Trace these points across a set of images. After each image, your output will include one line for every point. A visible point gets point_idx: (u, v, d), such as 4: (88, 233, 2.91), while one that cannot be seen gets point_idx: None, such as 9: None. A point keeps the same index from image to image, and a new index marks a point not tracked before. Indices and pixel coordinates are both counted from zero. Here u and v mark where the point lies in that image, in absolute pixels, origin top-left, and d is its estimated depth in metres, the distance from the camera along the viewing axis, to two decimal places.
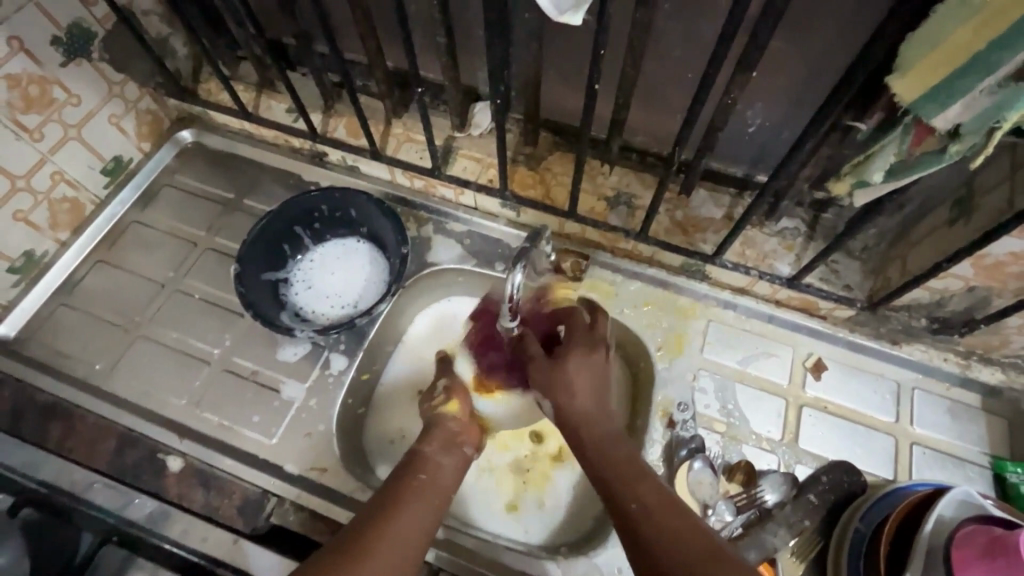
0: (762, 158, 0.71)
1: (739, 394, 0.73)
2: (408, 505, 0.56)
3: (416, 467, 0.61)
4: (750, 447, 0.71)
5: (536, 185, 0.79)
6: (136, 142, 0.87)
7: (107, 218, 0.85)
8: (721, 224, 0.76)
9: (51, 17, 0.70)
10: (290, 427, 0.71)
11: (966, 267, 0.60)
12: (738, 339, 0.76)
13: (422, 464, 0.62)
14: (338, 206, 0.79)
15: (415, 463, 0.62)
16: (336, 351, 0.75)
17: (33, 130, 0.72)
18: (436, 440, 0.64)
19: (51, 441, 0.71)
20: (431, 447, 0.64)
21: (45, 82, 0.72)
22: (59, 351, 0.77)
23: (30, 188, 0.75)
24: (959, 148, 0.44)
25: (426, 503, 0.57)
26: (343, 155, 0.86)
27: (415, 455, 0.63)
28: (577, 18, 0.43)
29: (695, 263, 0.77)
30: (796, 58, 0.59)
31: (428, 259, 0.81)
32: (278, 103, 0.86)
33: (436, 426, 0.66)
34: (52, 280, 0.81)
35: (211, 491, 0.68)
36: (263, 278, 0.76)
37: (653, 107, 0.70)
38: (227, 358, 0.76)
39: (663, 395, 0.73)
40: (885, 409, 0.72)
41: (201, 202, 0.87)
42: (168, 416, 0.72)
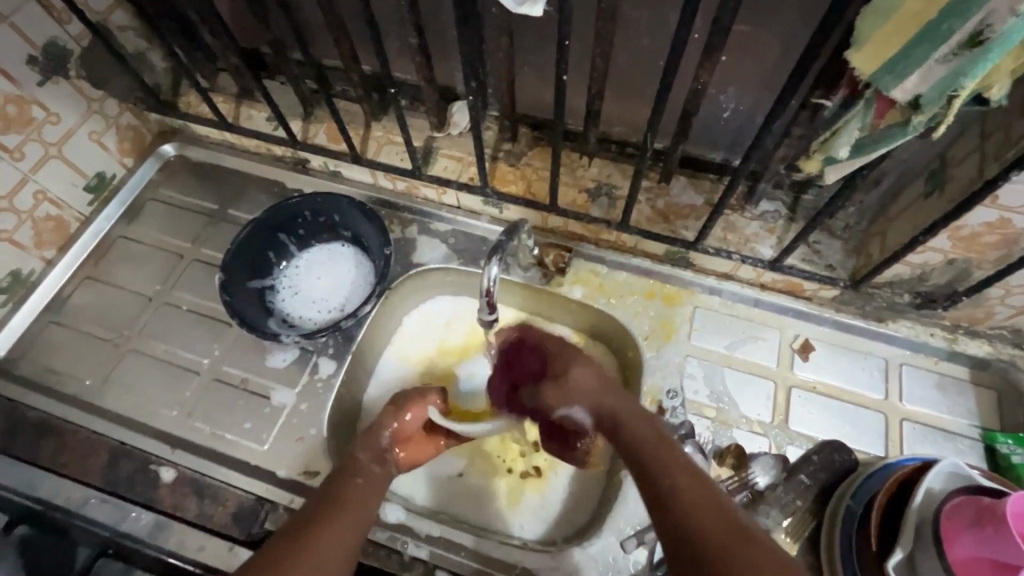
0: (739, 142, 0.72)
1: (727, 378, 0.74)
2: (338, 513, 0.55)
3: (351, 471, 0.61)
4: (740, 430, 0.71)
5: (517, 181, 0.79)
6: (119, 158, 0.87)
7: (92, 234, 0.85)
8: (701, 210, 0.76)
9: (25, 36, 0.71)
10: (282, 433, 0.71)
11: (943, 239, 0.60)
12: (723, 324, 0.76)
13: (356, 466, 0.62)
14: (321, 211, 0.80)
15: (348, 466, 0.62)
16: (324, 355, 0.75)
17: (13, 149, 0.73)
18: (368, 449, 0.64)
19: (44, 458, 0.71)
20: (367, 453, 0.64)
21: (23, 101, 0.72)
22: (49, 368, 0.77)
23: (13, 208, 0.75)
24: (923, 119, 0.44)
25: (356, 510, 0.56)
26: (324, 161, 0.86)
27: (347, 459, 0.63)
28: (536, 8, 0.43)
29: (678, 250, 0.77)
30: (763, 40, 0.59)
31: (413, 260, 0.81)
32: (257, 112, 0.87)
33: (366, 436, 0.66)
34: (40, 299, 0.81)
35: (205, 500, 0.68)
36: (249, 286, 0.77)
37: (627, 96, 0.71)
38: (217, 367, 0.76)
39: (651, 384, 0.73)
40: (874, 387, 0.73)
41: (186, 215, 0.87)
42: (160, 427, 0.73)
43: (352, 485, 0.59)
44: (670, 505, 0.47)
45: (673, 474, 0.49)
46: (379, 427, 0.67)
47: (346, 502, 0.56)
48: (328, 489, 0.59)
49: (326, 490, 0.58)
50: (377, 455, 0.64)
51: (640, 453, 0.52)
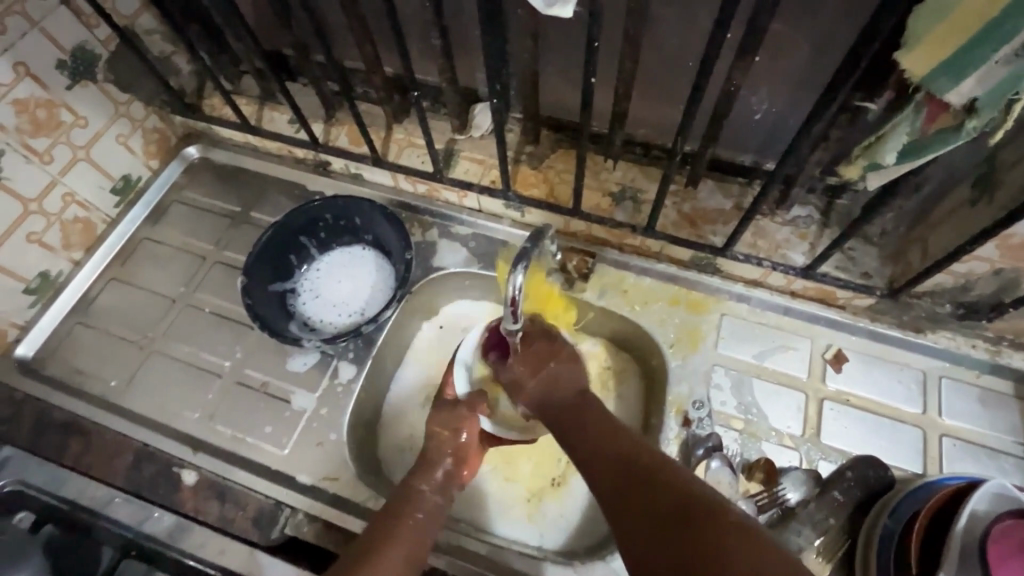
0: (771, 144, 0.69)
1: (756, 389, 0.71)
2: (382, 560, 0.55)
3: (411, 505, 0.61)
4: (769, 443, 0.69)
5: (540, 184, 0.78)
6: (144, 160, 0.88)
7: (118, 236, 0.86)
8: (730, 215, 0.74)
9: (55, 41, 0.71)
10: (302, 437, 0.71)
11: (990, 248, 0.57)
12: (752, 332, 0.74)
13: (417, 502, 0.61)
14: (342, 214, 0.79)
15: (407, 502, 0.61)
16: (344, 359, 0.75)
17: (43, 153, 0.74)
18: (432, 478, 0.64)
19: (70, 457, 0.72)
20: (428, 485, 0.63)
21: (53, 105, 0.73)
22: (76, 369, 0.78)
23: (42, 210, 0.76)
24: (978, 123, 0.41)
25: (407, 556, 0.56)
26: (345, 163, 0.86)
27: (409, 491, 0.62)
28: (567, 10, 0.41)
29: (705, 256, 0.75)
30: (799, 42, 0.57)
31: (433, 263, 0.80)
32: (280, 114, 0.87)
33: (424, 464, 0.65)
34: (69, 299, 0.82)
35: (226, 503, 0.68)
36: (270, 289, 0.77)
37: (655, 98, 0.69)
38: (238, 370, 0.76)
39: (677, 394, 0.71)
40: (910, 400, 0.70)
41: (209, 217, 0.88)
42: (183, 429, 0.73)
43: (408, 523, 0.59)
44: (618, 495, 0.52)
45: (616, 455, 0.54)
46: (438, 452, 0.66)
47: (402, 544, 0.57)
48: (384, 523, 0.59)
49: (380, 529, 0.58)
50: (441, 484, 0.64)
51: (587, 456, 0.56)
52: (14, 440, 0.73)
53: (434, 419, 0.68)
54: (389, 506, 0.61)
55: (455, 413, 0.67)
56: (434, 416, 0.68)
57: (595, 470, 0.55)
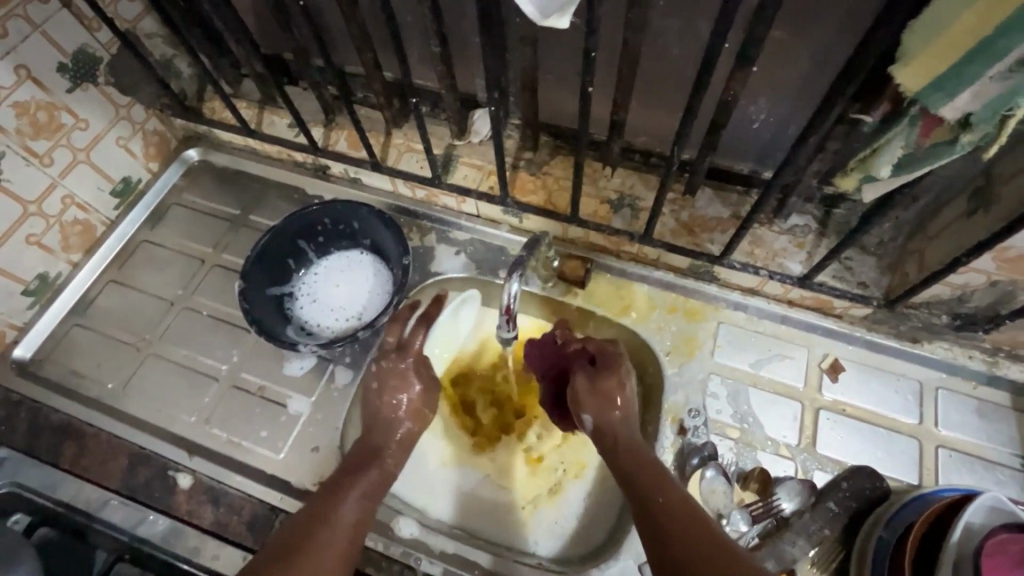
0: (768, 153, 0.69)
1: (752, 398, 0.71)
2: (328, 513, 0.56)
3: (364, 464, 0.63)
4: (765, 453, 0.68)
5: (538, 191, 0.78)
6: (145, 163, 0.88)
7: (117, 238, 0.87)
8: (727, 223, 0.74)
9: (56, 45, 0.72)
10: (297, 442, 0.71)
11: (987, 261, 0.57)
12: (748, 341, 0.74)
13: (366, 468, 0.62)
14: (340, 219, 0.79)
15: (358, 468, 0.62)
16: (341, 364, 0.75)
17: (43, 155, 0.74)
18: (383, 436, 0.66)
19: (65, 459, 0.72)
20: (391, 458, 0.65)
21: (53, 108, 0.74)
22: (73, 370, 0.78)
23: (41, 212, 0.76)
24: (972, 138, 0.42)
25: (352, 509, 0.58)
26: (344, 168, 0.86)
27: (363, 450, 0.65)
28: (564, 21, 0.41)
29: (702, 264, 0.75)
30: (797, 53, 0.57)
31: (431, 269, 0.81)
32: (279, 118, 0.87)
33: (381, 423, 0.67)
34: (67, 301, 0.82)
35: (221, 507, 0.68)
36: (268, 292, 0.77)
37: (653, 106, 0.69)
38: (234, 374, 0.76)
39: (672, 402, 0.71)
40: (907, 411, 0.69)
41: (208, 220, 0.88)
42: (179, 432, 0.73)
43: (355, 488, 0.60)
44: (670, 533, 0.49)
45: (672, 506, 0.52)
46: (391, 415, 0.67)
47: (347, 507, 0.58)
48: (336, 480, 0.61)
49: (327, 493, 0.59)
50: (395, 444, 0.66)
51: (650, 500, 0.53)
52: (9, 442, 0.73)
53: (382, 373, 0.69)
54: (340, 474, 0.62)
55: (401, 368, 0.69)
56: (385, 370, 0.69)
57: (650, 512, 0.52)
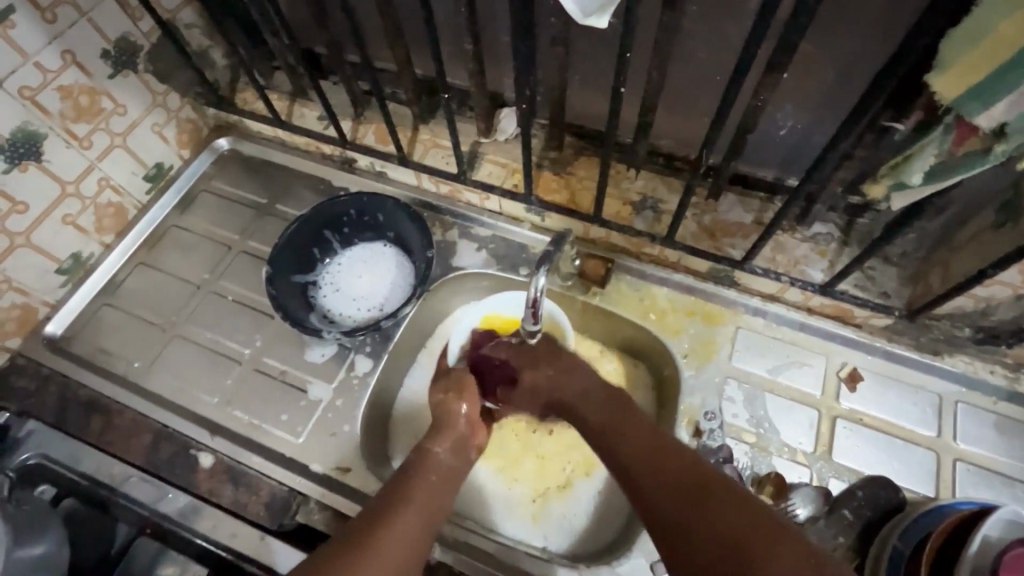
0: (794, 160, 0.70)
1: (769, 403, 0.71)
2: (395, 510, 0.55)
3: (426, 466, 0.61)
4: (780, 458, 0.68)
5: (561, 190, 0.79)
6: (177, 149, 0.90)
7: (148, 222, 0.89)
8: (750, 229, 0.74)
9: (101, 32, 0.74)
10: (317, 427, 0.72)
11: (1013, 274, 0.57)
12: (767, 347, 0.74)
13: (430, 463, 0.62)
14: (366, 211, 0.81)
15: (421, 463, 0.61)
16: (361, 353, 0.76)
17: (83, 138, 0.77)
18: (445, 440, 0.65)
19: (92, 434, 0.73)
20: (442, 447, 0.64)
21: (94, 93, 0.76)
22: (101, 348, 0.80)
23: (78, 193, 0.79)
24: (1006, 148, 0.42)
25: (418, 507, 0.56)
26: (371, 161, 0.87)
27: (424, 451, 0.63)
28: (603, 20, 0.42)
29: (723, 268, 0.75)
30: (829, 61, 0.57)
31: (452, 263, 0.82)
32: (309, 111, 0.89)
33: (447, 428, 0.66)
34: (97, 281, 0.84)
35: (240, 487, 0.69)
36: (293, 280, 0.78)
37: (680, 110, 0.70)
38: (257, 358, 0.78)
39: (688, 404, 0.72)
40: (924, 423, 0.69)
41: (236, 207, 0.90)
42: (201, 412, 0.75)
43: (419, 484, 0.58)
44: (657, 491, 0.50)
45: (659, 457, 0.52)
46: (447, 414, 0.67)
47: (415, 500, 0.56)
48: (399, 484, 0.59)
49: (393, 488, 0.58)
50: (456, 448, 0.65)
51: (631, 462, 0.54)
52: (39, 415, 0.75)
53: (437, 388, 0.71)
54: (405, 468, 0.61)
55: (452, 378, 0.71)
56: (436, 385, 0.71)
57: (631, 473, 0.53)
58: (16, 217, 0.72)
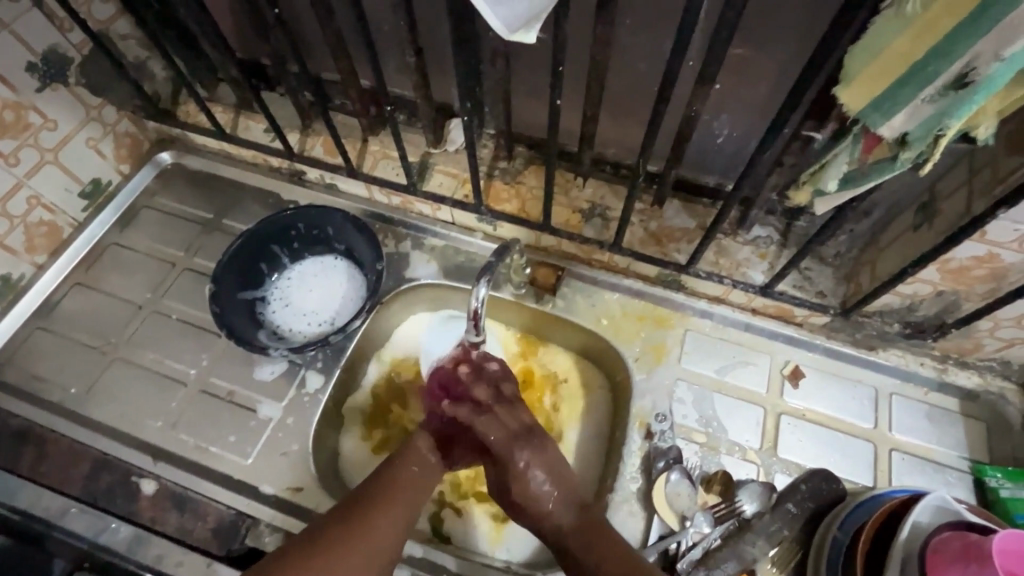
0: (732, 166, 0.72)
1: (717, 403, 0.73)
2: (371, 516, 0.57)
3: (409, 462, 0.62)
4: (729, 457, 0.70)
5: (511, 200, 0.80)
6: (115, 165, 0.87)
7: (85, 240, 0.85)
8: (694, 234, 0.76)
9: (26, 44, 0.71)
10: (266, 447, 0.71)
11: (932, 271, 0.60)
12: (714, 348, 0.77)
13: (415, 459, 0.63)
14: (314, 225, 0.80)
15: (409, 458, 0.63)
16: (312, 369, 0.75)
17: (8, 155, 0.73)
18: (421, 444, 0.64)
19: (24, 465, 0.70)
20: (427, 443, 0.64)
21: (20, 108, 0.73)
22: (34, 375, 0.76)
23: (5, 213, 0.75)
24: (910, 155, 0.45)
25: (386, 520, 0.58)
26: (320, 173, 0.87)
27: (410, 446, 0.64)
28: (529, 36, 0.42)
29: (670, 273, 0.77)
30: (755, 74, 0.60)
31: (405, 275, 0.82)
32: (255, 123, 0.88)
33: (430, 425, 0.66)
34: (29, 303, 0.80)
35: (186, 513, 0.67)
36: (240, 296, 0.77)
37: (623, 120, 0.72)
38: (203, 378, 0.75)
39: (640, 406, 0.73)
40: (863, 416, 0.72)
41: (180, 223, 0.88)
42: (143, 437, 0.71)
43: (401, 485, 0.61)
44: None
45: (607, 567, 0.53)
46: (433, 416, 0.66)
47: (392, 508, 0.59)
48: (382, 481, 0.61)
49: (376, 489, 0.60)
50: (441, 447, 0.65)
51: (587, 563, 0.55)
52: None
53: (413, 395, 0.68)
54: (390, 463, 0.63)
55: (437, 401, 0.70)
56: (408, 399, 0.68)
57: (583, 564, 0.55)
58: None
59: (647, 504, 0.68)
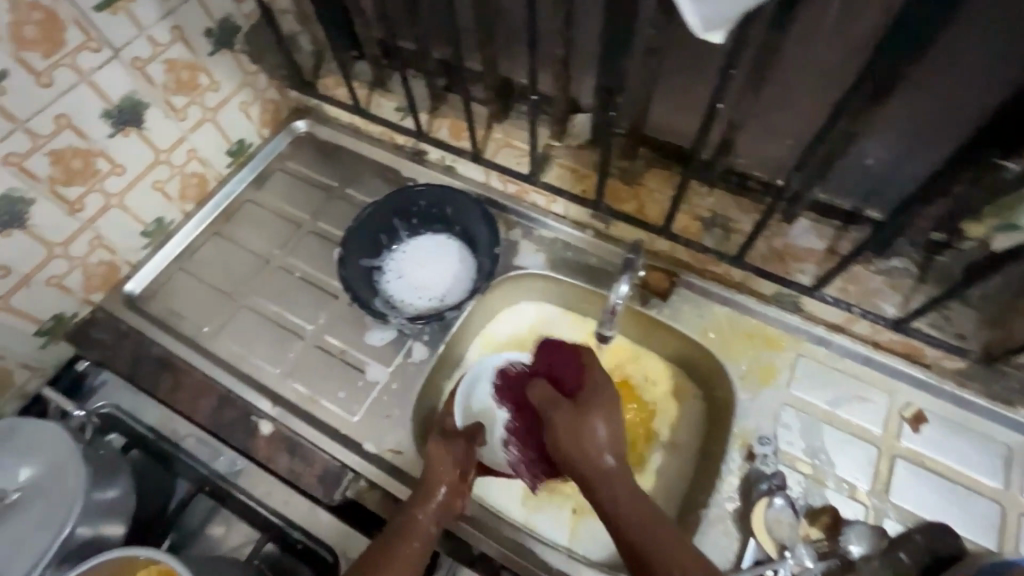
0: (879, 193, 0.65)
1: (827, 435, 0.70)
2: None
3: (409, 533, 0.62)
4: (836, 492, 0.67)
5: (631, 201, 0.79)
6: (258, 128, 0.94)
7: (225, 194, 0.92)
8: (823, 259, 0.71)
9: (208, 10, 0.78)
10: (371, 407, 0.74)
11: None
12: (828, 377, 0.73)
13: (413, 528, 0.63)
14: (435, 203, 0.83)
15: (405, 526, 0.63)
16: (419, 341, 0.78)
17: (180, 109, 0.80)
18: (422, 508, 0.64)
19: (161, 390, 0.77)
20: (425, 513, 0.64)
21: (195, 68, 0.80)
22: (174, 310, 0.84)
23: (169, 161, 0.82)
24: None
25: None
26: (442, 154, 0.91)
27: (407, 516, 0.63)
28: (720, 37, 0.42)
29: (789, 293, 0.75)
30: (931, 97, 0.54)
31: (514, 262, 0.84)
32: (387, 101, 0.91)
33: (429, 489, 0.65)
34: (175, 245, 0.88)
35: (296, 458, 0.71)
36: (361, 263, 0.80)
37: (762, 133, 0.66)
38: (319, 335, 0.80)
39: (742, 427, 0.71)
40: (991, 473, 0.67)
41: (309, 187, 0.93)
42: (262, 381, 0.77)
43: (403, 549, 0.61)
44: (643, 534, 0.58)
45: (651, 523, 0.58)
46: (434, 481, 0.65)
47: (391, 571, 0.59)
48: (381, 544, 0.62)
49: (376, 552, 0.61)
50: (440, 515, 0.64)
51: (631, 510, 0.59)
52: (115, 366, 0.78)
53: (434, 446, 0.69)
54: (388, 529, 0.63)
55: (457, 449, 0.68)
56: (437, 445, 0.68)
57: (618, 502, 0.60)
58: (114, 178, 0.76)
59: (744, 524, 0.66)
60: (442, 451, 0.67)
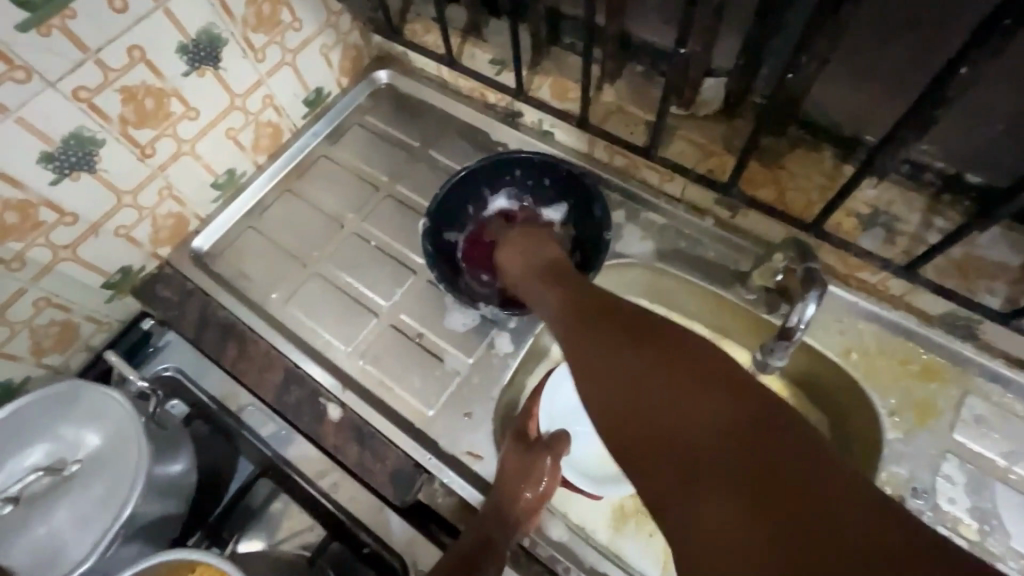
0: None
1: (1001, 497, 0.57)
2: None
3: (485, 553, 0.55)
4: (1009, 569, 0.55)
5: (769, 185, 0.66)
6: (338, 76, 0.85)
7: (299, 148, 0.84)
8: (1019, 278, 0.58)
9: None
10: (449, 402, 0.66)
11: None
12: (1005, 424, 0.60)
13: (490, 547, 0.55)
14: (533, 173, 0.74)
15: (483, 545, 0.55)
16: (504, 331, 0.69)
17: (258, 49, 0.72)
18: (500, 527, 0.56)
19: (227, 359, 0.71)
20: (503, 531, 0.56)
21: (277, 2, 0.70)
22: (242, 272, 0.77)
23: (243, 108, 0.75)
24: None
25: None
26: (540, 118, 0.79)
27: (484, 533, 0.56)
28: None
29: (967, 315, 0.61)
30: None
31: (616, 250, 0.73)
32: (482, 52, 0.78)
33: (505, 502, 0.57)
34: (246, 201, 0.81)
35: (366, 450, 0.64)
36: (446, 236, 0.73)
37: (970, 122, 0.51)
38: (394, 313, 0.72)
39: (892, 474, 0.59)
40: None
41: (389, 146, 0.84)
42: (332, 359, 0.70)
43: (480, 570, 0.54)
44: (696, 445, 0.41)
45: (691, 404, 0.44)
46: (512, 496, 0.57)
47: None
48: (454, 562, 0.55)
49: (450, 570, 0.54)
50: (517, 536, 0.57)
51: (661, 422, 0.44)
52: (181, 328, 0.73)
53: (511, 456, 0.60)
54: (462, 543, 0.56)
55: (536, 460, 0.60)
56: (515, 457, 0.60)
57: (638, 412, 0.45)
58: (187, 123, 0.69)
59: None
60: (524, 459, 0.60)
